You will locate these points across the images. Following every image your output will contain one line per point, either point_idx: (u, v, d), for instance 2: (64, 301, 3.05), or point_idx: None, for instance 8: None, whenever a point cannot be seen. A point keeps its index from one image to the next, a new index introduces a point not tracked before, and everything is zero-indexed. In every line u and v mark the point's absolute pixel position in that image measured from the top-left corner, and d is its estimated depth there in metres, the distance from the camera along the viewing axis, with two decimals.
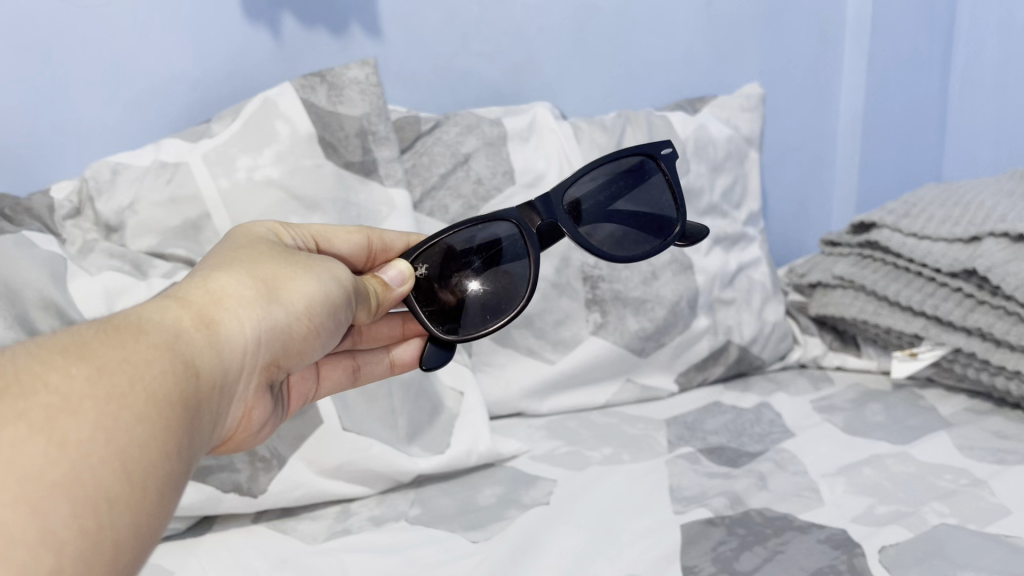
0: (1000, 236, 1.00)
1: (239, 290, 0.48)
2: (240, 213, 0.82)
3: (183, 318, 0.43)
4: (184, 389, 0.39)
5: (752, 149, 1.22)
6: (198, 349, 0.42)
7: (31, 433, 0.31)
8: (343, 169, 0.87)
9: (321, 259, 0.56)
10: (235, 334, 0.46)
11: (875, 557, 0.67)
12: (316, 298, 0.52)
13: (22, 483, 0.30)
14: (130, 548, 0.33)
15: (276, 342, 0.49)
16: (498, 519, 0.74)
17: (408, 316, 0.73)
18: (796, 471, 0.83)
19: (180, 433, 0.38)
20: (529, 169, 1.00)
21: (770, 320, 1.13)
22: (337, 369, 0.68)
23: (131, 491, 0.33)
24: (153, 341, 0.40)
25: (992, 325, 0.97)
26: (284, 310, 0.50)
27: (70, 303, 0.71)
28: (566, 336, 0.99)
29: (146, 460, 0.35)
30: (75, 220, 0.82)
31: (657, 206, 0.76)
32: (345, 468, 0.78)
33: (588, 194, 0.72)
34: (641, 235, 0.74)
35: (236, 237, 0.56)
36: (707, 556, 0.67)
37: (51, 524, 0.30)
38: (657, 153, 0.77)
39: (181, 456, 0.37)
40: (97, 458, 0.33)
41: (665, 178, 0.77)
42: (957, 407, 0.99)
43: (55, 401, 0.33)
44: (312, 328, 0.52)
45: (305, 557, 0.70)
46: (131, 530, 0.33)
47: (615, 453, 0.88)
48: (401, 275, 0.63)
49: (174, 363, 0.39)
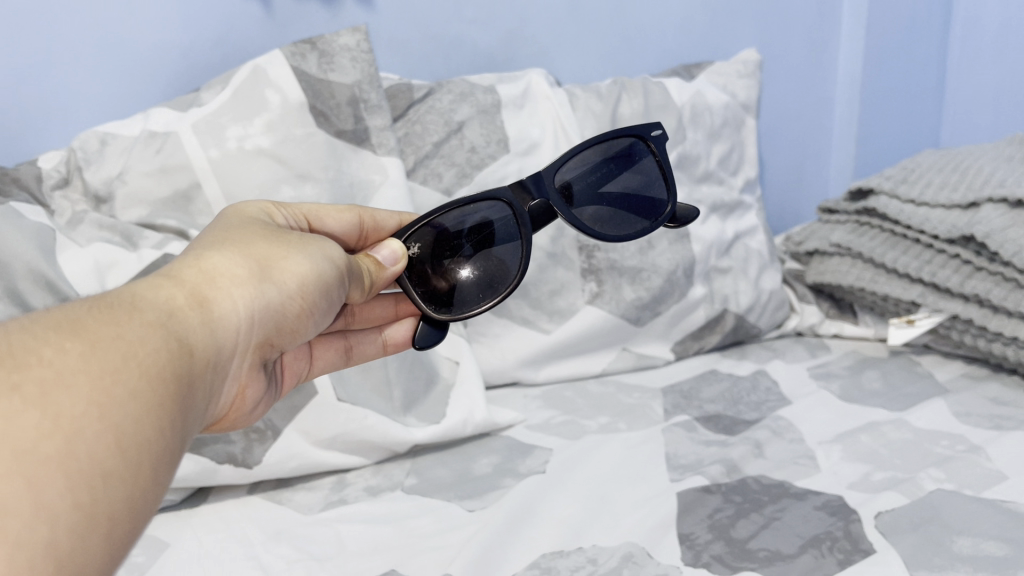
0: (999, 202, 1.00)
1: (230, 269, 0.47)
2: (233, 182, 0.81)
3: (176, 296, 0.42)
4: (178, 366, 0.38)
5: (749, 116, 1.21)
6: (192, 328, 0.41)
7: (25, 407, 0.31)
8: (335, 137, 0.86)
9: (313, 238, 0.55)
10: (228, 312, 0.45)
11: (871, 522, 0.66)
12: (309, 276, 0.52)
13: (18, 455, 0.29)
14: (123, 523, 0.32)
15: (268, 321, 0.48)
16: (495, 489, 0.74)
17: (401, 298, 0.72)
18: (792, 438, 0.83)
19: (174, 411, 0.37)
20: (524, 137, 0.99)
21: (767, 288, 1.13)
22: (329, 350, 0.68)
23: (125, 466, 0.33)
24: (145, 318, 0.39)
25: (990, 291, 0.96)
26: (277, 289, 0.49)
27: (61, 275, 0.70)
28: (561, 306, 0.99)
29: (139, 436, 0.34)
30: (63, 190, 0.81)
31: (649, 186, 0.75)
32: (341, 439, 0.77)
33: (579, 176, 0.71)
34: (632, 214, 0.73)
35: (226, 217, 0.55)
36: (703, 523, 0.67)
37: (46, 496, 0.29)
38: (647, 134, 0.77)
39: (175, 434, 0.37)
40: (92, 433, 0.32)
41: (656, 159, 0.76)
42: (953, 373, 0.99)
43: (50, 374, 0.33)
44: (304, 307, 0.52)
45: (301, 528, 0.69)
46: (125, 504, 0.33)
47: (611, 421, 0.88)
48: (393, 255, 0.62)
49: (168, 340, 0.39)
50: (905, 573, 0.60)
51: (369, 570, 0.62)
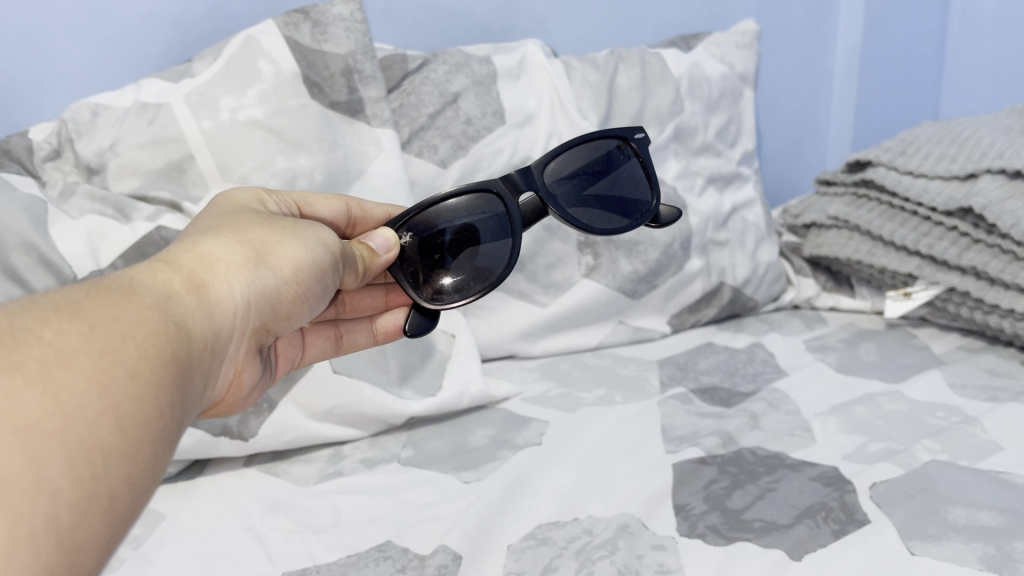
0: (997, 173, 0.99)
1: (226, 255, 0.47)
2: (227, 154, 0.80)
3: (173, 280, 0.42)
4: (176, 349, 0.38)
5: (748, 87, 1.20)
6: (189, 312, 0.41)
7: (25, 385, 0.31)
8: (329, 108, 0.85)
9: (308, 224, 0.54)
10: (225, 297, 0.45)
11: (866, 493, 0.67)
12: (304, 262, 0.51)
13: (18, 431, 0.29)
14: (123, 501, 0.32)
15: (264, 306, 0.48)
16: (491, 460, 0.74)
17: (392, 289, 0.71)
18: (788, 410, 0.83)
19: (173, 393, 0.37)
20: (520, 108, 0.98)
21: (764, 261, 1.13)
22: (321, 337, 0.67)
23: (125, 444, 0.33)
24: (144, 301, 0.38)
25: (987, 264, 0.96)
26: (273, 274, 0.49)
27: (53, 247, 0.69)
28: (558, 279, 0.99)
29: (138, 415, 0.34)
30: (55, 162, 0.80)
31: (635, 187, 0.74)
32: (337, 412, 0.77)
33: (564, 179, 0.70)
34: (616, 213, 0.72)
35: (218, 205, 0.55)
36: (698, 494, 0.67)
37: (47, 472, 0.29)
38: (630, 137, 0.76)
39: (173, 416, 0.36)
40: (92, 411, 0.32)
41: (640, 161, 0.75)
42: (949, 345, 0.99)
43: (50, 354, 0.32)
44: (300, 292, 0.51)
45: (297, 499, 0.69)
46: (126, 481, 0.32)
47: (607, 393, 0.89)
48: (386, 243, 0.61)
49: (165, 323, 0.38)
50: (899, 542, 0.60)
51: (364, 541, 0.63)
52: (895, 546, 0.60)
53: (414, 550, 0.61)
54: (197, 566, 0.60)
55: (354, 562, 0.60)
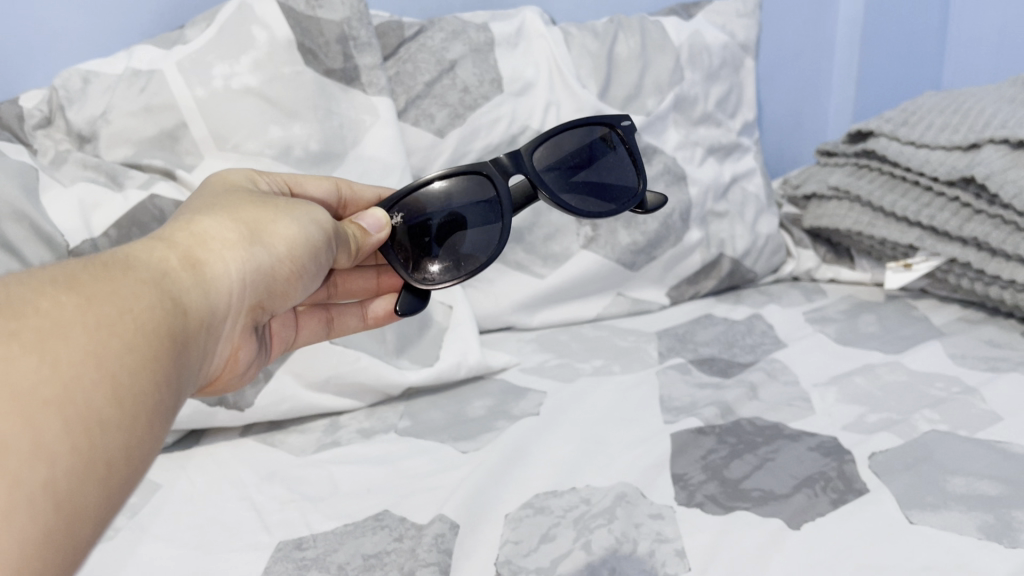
0: (1000, 142, 0.98)
1: (221, 233, 0.46)
2: (221, 122, 0.79)
3: (170, 256, 0.41)
4: (173, 324, 0.37)
5: (748, 56, 1.19)
6: (186, 287, 0.40)
7: (23, 353, 0.30)
8: (324, 76, 0.84)
9: (301, 203, 0.54)
10: (221, 273, 0.44)
11: (865, 462, 0.66)
12: (297, 240, 0.51)
13: (17, 397, 0.29)
14: (121, 470, 0.32)
15: (259, 285, 0.47)
16: (488, 430, 0.74)
17: (384, 270, 0.72)
18: (787, 381, 0.82)
19: (170, 368, 0.36)
20: (518, 77, 0.97)
21: (764, 232, 1.12)
22: (313, 320, 0.67)
23: (122, 415, 0.32)
24: (140, 275, 0.38)
25: (988, 235, 0.95)
26: (268, 252, 0.48)
27: (44, 215, 0.68)
28: (556, 251, 0.98)
29: (136, 387, 0.33)
30: (46, 130, 0.79)
31: (622, 174, 0.72)
32: (334, 381, 0.77)
33: (554, 163, 0.69)
34: (605, 200, 0.70)
35: (210, 186, 0.54)
36: (697, 464, 0.67)
37: (46, 437, 0.29)
38: (618, 124, 0.74)
39: (170, 390, 0.36)
40: (90, 381, 0.31)
41: (627, 148, 0.74)
42: (949, 317, 0.99)
43: (46, 324, 0.32)
44: (294, 271, 0.51)
45: (293, 469, 0.69)
46: (124, 451, 0.32)
47: (605, 364, 0.88)
48: (378, 223, 0.60)
49: (162, 299, 0.38)
50: (898, 511, 0.60)
51: (361, 510, 0.62)
52: (893, 515, 0.59)
53: (411, 519, 0.61)
54: (192, 535, 0.60)
55: (351, 531, 0.60)
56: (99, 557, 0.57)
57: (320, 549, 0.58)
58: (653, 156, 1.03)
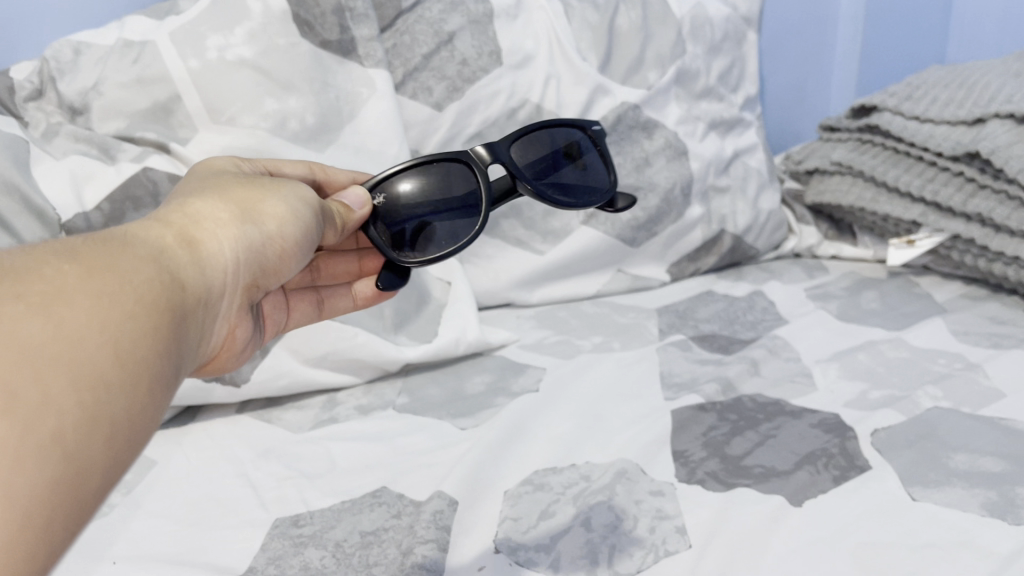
0: (1006, 117, 0.96)
1: (213, 212, 0.45)
2: (215, 94, 0.77)
3: (165, 234, 0.40)
4: (172, 295, 0.36)
5: (751, 30, 1.17)
6: (185, 263, 0.39)
7: (24, 313, 0.29)
8: (320, 48, 0.83)
9: (286, 181, 0.53)
10: (217, 251, 0.43)
11: (867, 439, 0.66)
12: (287, 217, 0.50)
13: (20, 352, 0.28)
14: (126, 432, 0.30)
15: (255, 262, 0.46)
16: (487, 406, 0.73)
17: (365, 254, 0.71)
18: (789, 357, 0.82)
19: (173, 339, 0.35)
20: (518, 49, 0.95)
21: (766, 208, 1.11)
22: (304, 302, 0.65)
23: (127, 376, 0.31)
24: (139, 250, 0.37)
25: (993, 210, 0.94)
26: (258, 229, 0.47)
27: (35, 188, 0.67)
28: (556, 226, 0.97)
29: (140, 353, 0.32)
30: (37, 102, 0.78)
31: (594, 175, 0.74)
32: (331, 357, 0.76)
33: (531, 158, 0.69)
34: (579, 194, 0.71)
35: (197, 172, 0.53)
36: (697, 441, 0.66)
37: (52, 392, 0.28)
38: (588, 126, 0.75)
39: (173, 359, 0.35)
40: (95, 344, 0.30)
41: (598, 152, 0.75)
42: (951, 294, 0.98)
43: (49, 288, 0.31)
44: (287, 248, 0.49)
45: (290, 445, 0.68)
46: (130, 412, 0.31)
47: (605, 340, 0.88)
48: (360, 198, 0.60)
49: (161, 271, 0.37)
50: (901, 488, 0.59)
51: (358, 487, 0.62)
52: (895, 492, 0.59)
53: (409, 496, 0.60)
54: (188, 511, 0.60)
55: (349, 508, 0.59)
56: (93, 534, 0.57)
57: (316, 526, 0.57)
58: (654, 131, 1.02)
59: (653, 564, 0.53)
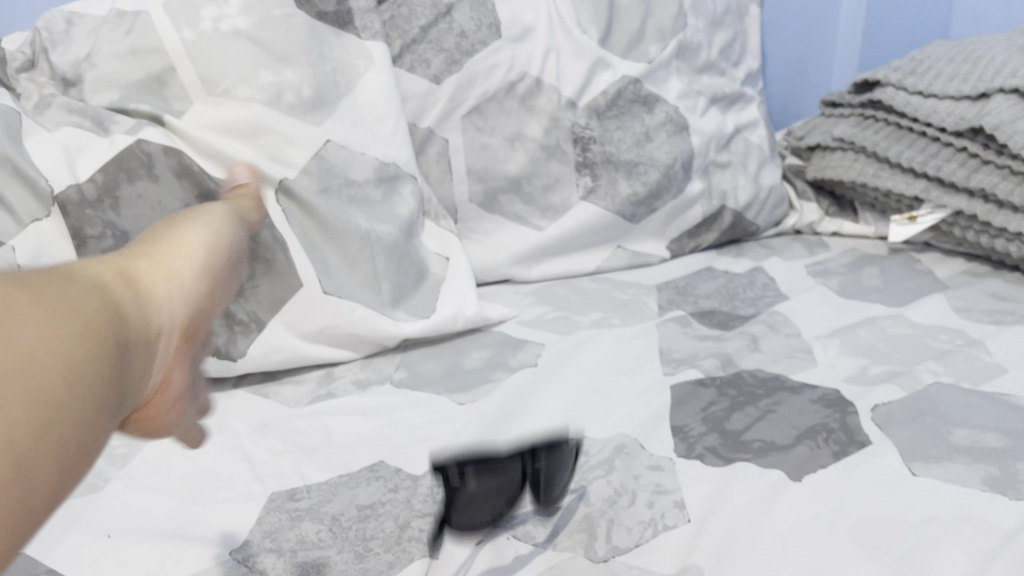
0: (1011, 92, 0.96)
1: (146, 254, 0.45)
2: (208, 65, 0.76)
3: (108, 273, 0.40)
4: (118, 327, 0.37)
5: (753, 3, 1.16)
6: (129, 299, 0.40)
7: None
8: (316, 19, 0.81)
9: (201, 210, 0.54)
10: (156, 289, 0.43)
11: (867, 414, 0.65)
12: (217, 249, 0.51)
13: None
14: (71, 450, 0.32)
15: (198, 298, 0.47)
16: (485, 381, 0.73)
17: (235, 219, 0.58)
18: (789, 333, 0.81)
19: (116, 369, 0.36)
20: (517, 22, 0.94)
21: (768, 184, 1.10)
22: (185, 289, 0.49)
23: (77, 398, 0.33)
24: (84, 278, 0.38)
25: (996, 186, 0.93)
26: (190, 265, 0.47)
27: (28, 159, 0.66)
28: (555, 202, 0.96)
29: (86, 376, 0.33)
30: (29, 73, 0.77)
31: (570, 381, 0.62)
32: (328, 332, 0.75)
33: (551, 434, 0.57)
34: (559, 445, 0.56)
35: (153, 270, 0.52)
36: (697, 416, 0.66)
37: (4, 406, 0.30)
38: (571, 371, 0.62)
39: (115, 392, 0.36)
40: (49, 365, 0.32)
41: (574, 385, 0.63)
42: (953, 270, 0.97)
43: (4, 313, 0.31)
44: (221, 279, 0.50)
45: (287, 420, 0.68)
46: (79, 425, 0.32)
47: (605, 316, 0.87)
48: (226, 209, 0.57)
49: (109, 305, 0.37)
50: (901, 463, 0.59)
51: (356, 461, 0.61)
52: (896, 467, 0.58)
53: (406, 471, 0.60)
54: (184, 485, 0.59)
55: (346, 482, 0.59)
56: (89, 508, 0.56)
57: (313, 500, 0.57)
58: (655, 106, 1.01)
59: (651, 539, 0.52)
